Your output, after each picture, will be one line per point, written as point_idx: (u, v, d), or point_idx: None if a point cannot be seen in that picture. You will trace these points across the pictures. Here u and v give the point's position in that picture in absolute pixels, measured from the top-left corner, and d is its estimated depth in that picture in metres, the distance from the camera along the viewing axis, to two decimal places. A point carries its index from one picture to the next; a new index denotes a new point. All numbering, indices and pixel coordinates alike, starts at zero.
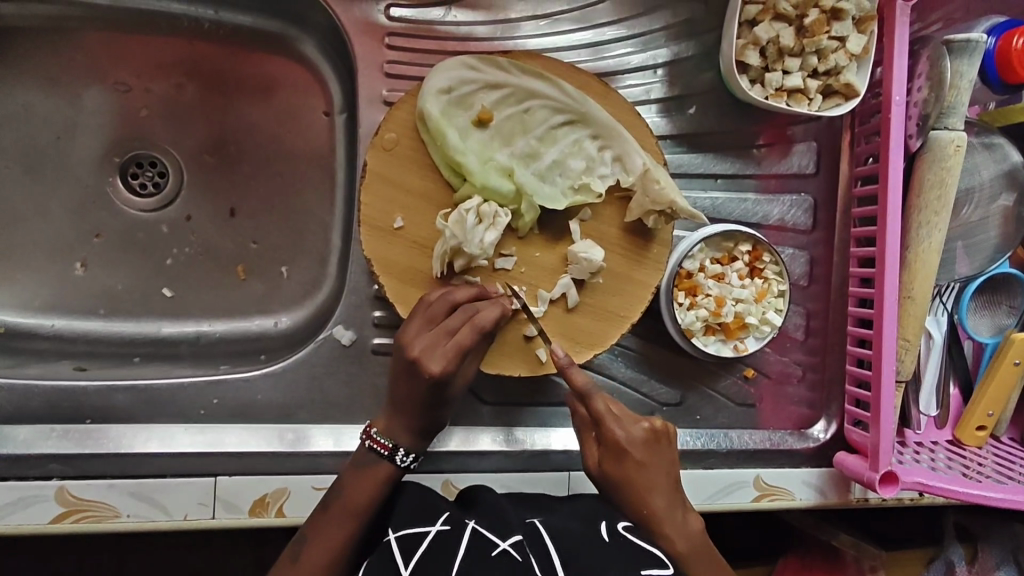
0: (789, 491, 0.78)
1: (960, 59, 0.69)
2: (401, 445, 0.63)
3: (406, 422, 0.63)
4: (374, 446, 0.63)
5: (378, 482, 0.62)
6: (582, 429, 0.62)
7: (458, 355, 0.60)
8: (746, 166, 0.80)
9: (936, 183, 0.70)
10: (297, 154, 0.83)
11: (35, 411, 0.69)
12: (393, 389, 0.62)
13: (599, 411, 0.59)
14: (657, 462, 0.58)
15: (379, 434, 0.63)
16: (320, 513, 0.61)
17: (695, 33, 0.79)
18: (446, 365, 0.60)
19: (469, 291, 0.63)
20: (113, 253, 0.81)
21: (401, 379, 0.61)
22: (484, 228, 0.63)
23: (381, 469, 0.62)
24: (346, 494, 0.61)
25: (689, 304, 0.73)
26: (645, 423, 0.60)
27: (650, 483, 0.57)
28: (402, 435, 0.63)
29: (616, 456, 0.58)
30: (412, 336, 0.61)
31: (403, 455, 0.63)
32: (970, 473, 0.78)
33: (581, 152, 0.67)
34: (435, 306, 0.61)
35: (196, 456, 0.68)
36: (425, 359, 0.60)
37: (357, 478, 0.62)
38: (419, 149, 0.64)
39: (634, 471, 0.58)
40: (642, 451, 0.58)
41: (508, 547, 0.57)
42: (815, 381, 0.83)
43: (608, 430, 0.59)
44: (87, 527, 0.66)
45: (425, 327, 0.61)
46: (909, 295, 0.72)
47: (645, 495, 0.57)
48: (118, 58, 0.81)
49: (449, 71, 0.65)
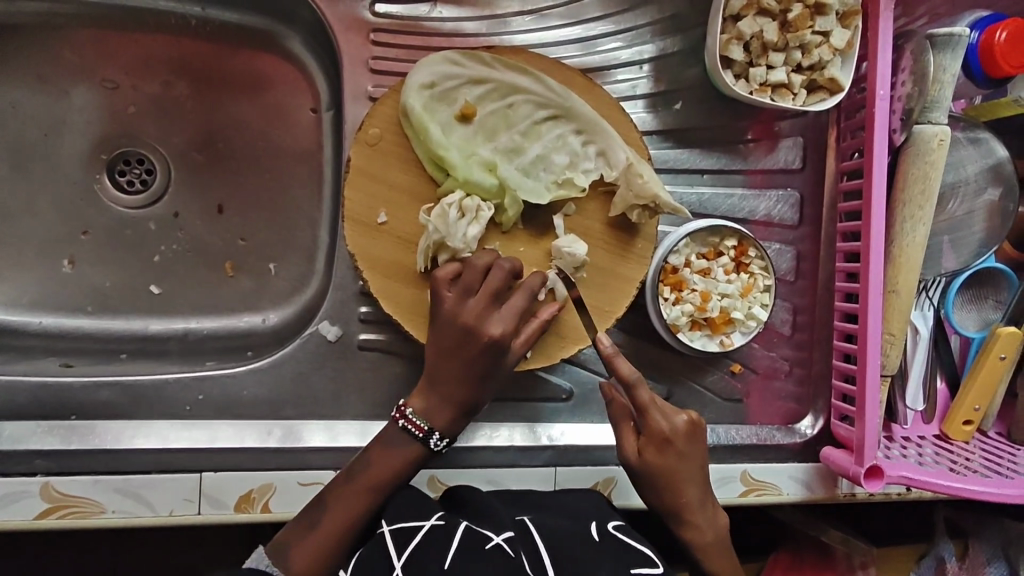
0: (775, 485, 0.79)
1: (943, 53, 0.69)
2: (436, 427, 0.62)
3: (456, 394, 0.62)
4: (408, 426, 0.62)
5: (402, 463, 0.62)
6: (618, 417, 0.64)
7: (511, 316, 0.61)
8: (733, 161, 0.81)
9: (920, 177, 0.70)
10: (284, 150, 0.83)
11: (21, 407, 0.69)
12: (435, 363, 0.62)
13: (645, 402, 0.62)
14: (694, 453, 0.64)
15: (415, 413, 0.62)
16: (343, 484, 0.61)
17: (681, 28, 0.79)
18: (504, 328, 0.61)
19: (490, 252, 0.63)
20: (101, 250, 0.81)
21: (453, 350, 0.61)
22: (468, 222, 0.63)
23: (409, 451, 0.62)
24: (369, 470, 0.62)
25: (675, 298, 0.73)
26: (685, 414, 0.64)
27: (688, 476, 0.63)
28: (441, 412, 0.62)
29: (661, 447, 0.62)
30: (457, 305, 0.61)
31: (437, 439, 0.62)
32: (957, 467, 0.77)
33: (565, 147, 0.67)
34: (470, 275, 0.61)
35: (182, 452, 0.68)
36: (483, 325, 0.60)
37: (384, 457, 0.62)
38: (402, 144, 0.64)
39: (676, 462, 0.63)
40: (684, 443, 0.63)
41: (501, 542, 0.55)
42: (802, 376, 0.83)
43: (653, 421, 0.62)
44: (73, 523, 0.66)
45: (468, 295, 0.61)
46: (894, 289, 0.72)
47: (683, 487, 0.63)
48: (105, 55, 0.81)
49: (432, 66, 0.65)
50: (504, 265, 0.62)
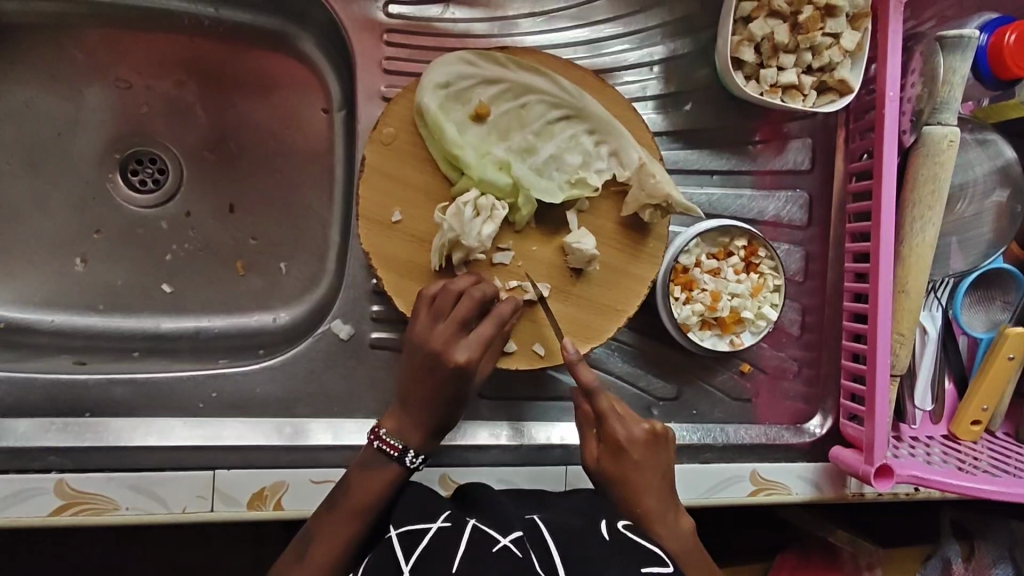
0: (784, 485, 0.79)
1: (954, 54, 0.70)
2: (410, 446, 0.63)
3: (426, 418, 0.63)
4: (383, 447, 0.63)
5: (384, 482, 0.62)
6: (583, 424, 0.67)
7: (478, 344, 0.62)
8: (742, 162, 0.81)
9: (930, 178, 0.71)
10: (296, 149, 0.84)
11: (34, 405, 0.70)
12: (407, 385, 0.63)
13: (603, 410, 0.65)
14: (655, 462, 0.65)
15: (388, 434, 0.63)
16: (328, 512, 0.62)
17: (691, 31, 0.80)
18: (470, 354, 0.61)
19: (468, 278, 0.64)
20: (114, 249, 0.82)
21: (421, 374, 0.62)
22: (483, 221, 0.63)
23: (387, 472, 0.63)
24: (349, 496, 0.62)
25: (685, 298, 0.74)
26: (645, 424, 0.66)
27: (647, 485, 0.64)
28: (413, 435, 0.63)
29: (618, 456, 0.64)
30: (427, 330, 0.62)
31: (413, 456, 0.63)
32: (965, 466, 0.77)
33: (578, 147, 0.67)
34: (442, 299, 0.62)
35: (196, 449, 0.69)
36: (448, 351, 0.61)
37: (363, 481, 0.62)
38: (418, 143, 0.65)
39: (634, 470, 0.64)
40: (641, 451, 0.65)
41: (508, 544, 0.55)
42: (811, 376, 0.83)
43: (611, 429, 0.65)
44: (85, 520, 0.66)
45: (437, 321, 0.62)
46: (904, 289, 0.72)
47: (641, 494, 0.63)
48: (119, 55, 0.82)
49: (446, 66, 0.65)
50: (474, 292, 0.63)
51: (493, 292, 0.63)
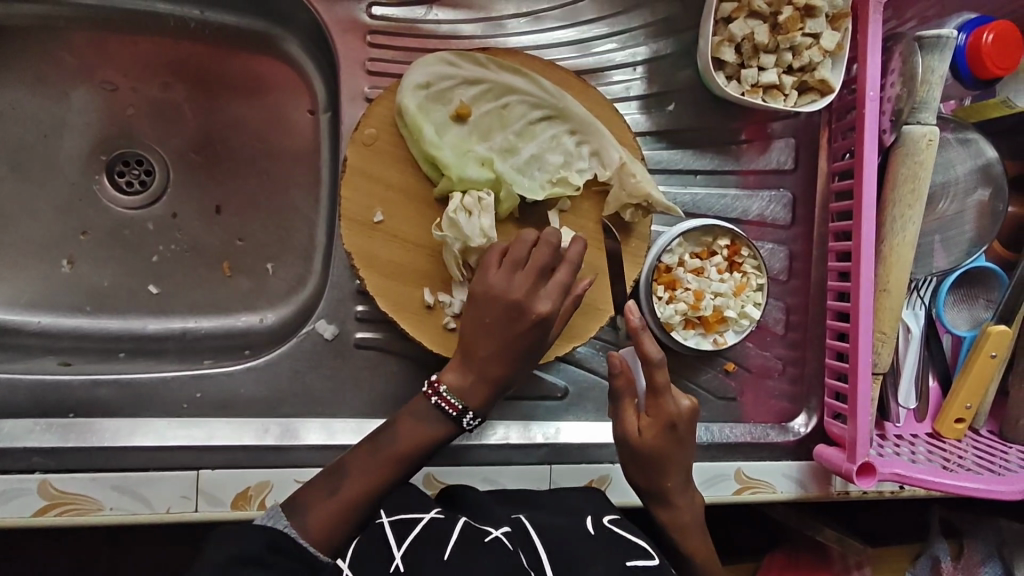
0: (770, 483, 0.79)
1: (932, 54, 0.70)
2: (470, 406, 0.61)
3: (493, 373, 0.61)
4: (442, 404, 0.60)
5: (430, 440, 0.60)
6: (623, 391, 0.62)
7: (558, 291, 0.61)
8: (726, 162, 0.81)
9: (909, 177, 0.71)
10: (282, 150, 0.84)
11: (18, 406, 0.70)
12: (476, 338, 0.61)
13: (659, 385, 0.60)
14: (691, 437, 0.64)
15: (448, 391, 0.60)
16: (368, 452, 0.59)
17: (674, 31, 0.80)
18: (552, 304, 0.60)
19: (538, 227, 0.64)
20: (100, 250, 0.82)
21: (498, 325, 0.60)
22: (463, 211, 0.63)
23: (439, 428, 0.61)
24: (395, 445, 0.59)
25: (668, 297, 0.74)
26: (689, 397, 0.64)
27: (680, 461, 0.64)
28: (475, 390, 0.61)
29: (663, 432, 0.62)
30: (507, 281, 0.60)
31: (470, 417, 0.61)
32: (950, 465, 0.78)
33: (559, 146, 0.68)
34: (515, 251, 0.61)
35: (180, 449, 0.69)
36: (532, 301, 0.60)
37: (413, 432, 0.60)
38: (399, 145, 0.65)
39: (674, 447, 0.63)
40: (685, 427, 0.63)
41: (499, 536, 0.56)
42: (795, 375, 0.84)
43: (662, 405, 0.62)
44: (70, 520, 0.66)
45: (513, 271, 0.61)
46: (885, 288, 0.73)
47: (672, 470, 0.64)
48: (105, 58, 0.82)
49: (427, 67, 0.66)
50: (549, 240, 0.62)
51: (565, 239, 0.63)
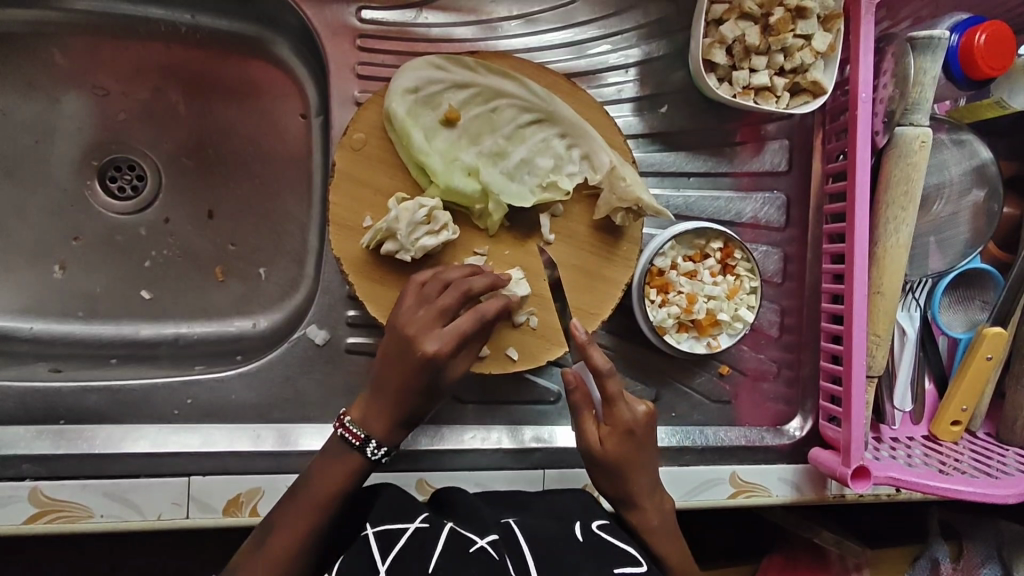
0: (764, 487, 0.78)
1: (923, 55, 0.70)
2: (373, 436, 0.61)
3: (389, 408, 0.61)
4: (345, 435, 0.61)
5: (345, 474, 0.61)
6: (580, 407, 0.63)
7: (452, 336, 0.60)
8: (719, 164, 0.81)
9: (902, 179, 0.70)
10: (273, 154, 0.84)
11: (9, 412, 0.70)
12: (381, 369, 0.61)
13: (612, 392, 0.62)
14: (650, 441, 0.65)
15: (352, 422, 0.62)
16: (289, 500, 0.61)
17: (666, 33, 0.80)
18: (441, 346, 0.59)
19: (462, 269, 0.63)
20: (92, 255, 0.82)
21: (394, 357, 0.61)
22: (428, 232, 0.63)
23: (348, 461, 0.61)
24: (310, 487, 0.61)
25: (661, 301, 0.74)
26: (645, 403, 0.65)
27: (645, 464, 0.64)
28: (376, 423, 0.61)
29: (624, 437, 0.63)
30: (406, 313, 0.61)
31: (375, 447, 0.61)
32: (946, 468, 0.77)
33: (550, 150, 0.67)
34: (430, 286, 0.62)
35: (171, 456, 0.69)
36: (421, 337, 0.60)
37: (325, 471, 0.61)
38: (388, 149, 0.65)
39: (636, 450, 0.63)
40: (644, 431, 0.64)
41: (485, 545, 0.55)
42: (791, 378, 0.83)
43: (618, 411, 0.63)
44: (60, 528, 0.66)
45: (420, 306, 0.61)
46: (879, 290, 0.72)
47: (639, 472, 0.64)
48: (96, 63, 0.82)
49: (416, 71, 0.65)
50: (462, 284, 0.62)
51: (482, 289, 0.62)
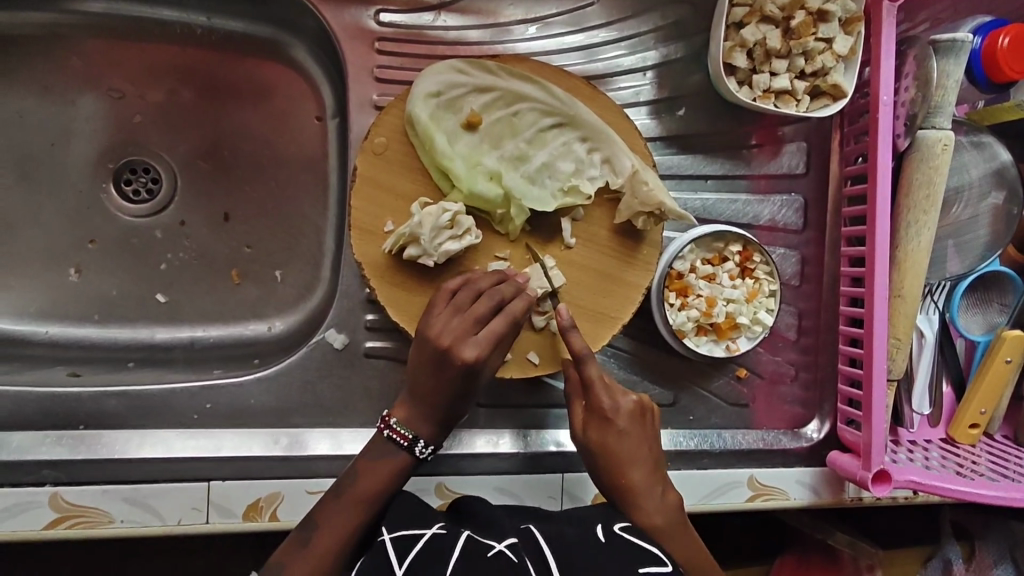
0: (782, 490, 0.78)
1: (947, 59, 0.70)
2: (421, 436, 0.62)
3: (430, 412, 0.62)
4: (392, 436, 0.62)
5: (390, 473, 0.62)
6: (570, 394, 0.66)
7: (489, 342, 0.60)
8: (737, 166, 0.81)
9: (924, 184, 0.71)
10: (289, 157, 0.84)
11: (28, 418, 0.69)
12: (415, 379, 0.62)
13: (591, 378, 0.64)
14: (639, 434, 0.64)
15: (398, 423, 0.62)
16: (332, 498, 0.61)
17: (684, 35, 0.79)
18: (479, 352, 0.60)
19: (491, 277, 0.63)
20: (108, 259, 0.81)
21: (429, 368, 0.61)
22: (451, 236, 0.63)
23: (395, 461, 0.62)
24: (356, 485, 0.61)
25: (680, 304, 0.74)
26: (633, 395, 0.65)
27: (633, 455, 0.63)
28: (422, 425, 0.62)
29: (604, 425, 0.64)
30: (441, 324, 0.60)
31: (423, 447, 0.63)
32: (964, 471, 0.77)
33: (570, 154, 0.67)
34: (462, 295, 0.61)
35: (190, 461, 0.69)
36: (458, 347, 0.60)
37: (371, 470, 0.62)
38: (410, 154, 0.65)
39: (618, 440, 0.63)
40: (626, 421, 0.64)
41: (504, 550, 0.55)
42: (808, 381, 0.83)
43: (596, 399, 0.64)
44: (80, 533, 0.66)
45: (453, 316, 0.61)
46: (899, 293, 0.72)
47: (625, 462, 0.63)
48: (111, 65, 0.82)
49: (438, 76, 0.65)
50: (494, 292, 0.61)
51: (512, 292, 0.62)
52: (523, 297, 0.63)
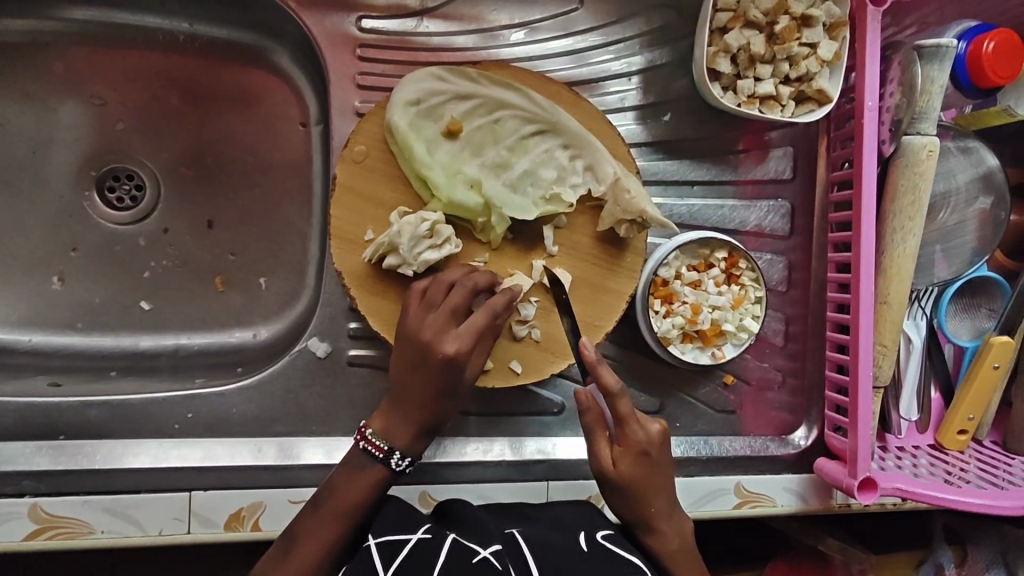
0: (769, 497, 0.78)
1: (931, 65, 0.69)
2: (396, 447, 0.61)
3: (417, 416, 0.61)
4: (368, 448, 0.61)
5: (369, 486, 0.61)
6: (593, 425, 0.62)
7: (470, 334, 0.60)
8: (723, 172, 0.80)
9: (909, 189, 0.70)
10: (274, 164, 0.83)
11: (9, 428, 0.69)
12: (399, 382, 0.61)
13: (623, 413, 0.60)
14: (666, 463, 0.63)
15: (374, 434, 0.62)
16: (312, 511, 0.60)
17: (669, 40, 0.79)
18: (461, 345, 0.60)
19: (462, 270, 0.63)
20: (91, 266, 0.81)
21: (412, 368, 0.60)
22: (430, 246, 0.62)
23: (373, 473, 0.61)
24: (336, 496, 0.60)
25: (665, 311, 0.73)
26: (657, 422, 0.63)
27: (662, 486, 0.62)
28: (399, 434, 0.61)
29: (640, 459, 0.61)
30: (417, 321, 0.60)
31: (399, 458, 0.62)
32: (952, 479, 0.77)
33: (553, 161, 0.67)
34: (434, 289, 0.61)
35: (172, 470, 0.68)
36: (438, 342, 0.59)
37: (351, 481, 0.61)
38: (389, 162, 0.64)
39: (650, 473, 0.62)
40: (659, 453, 0.62)
41: (488, 555, 0.55)
42: (795, 387, 0.83)
43: (629, 432, 0.61)
44: (61, 544, 0.65)
45: (428, 312, 0.61)
46: (885, 300, 0.72)
47: (655, 494, 0.62)
48: (94, 72, 0.81)
49: (418, 83, 0.65)
50: (467, 283, 0.61)
51: (484, 280, 0.62)
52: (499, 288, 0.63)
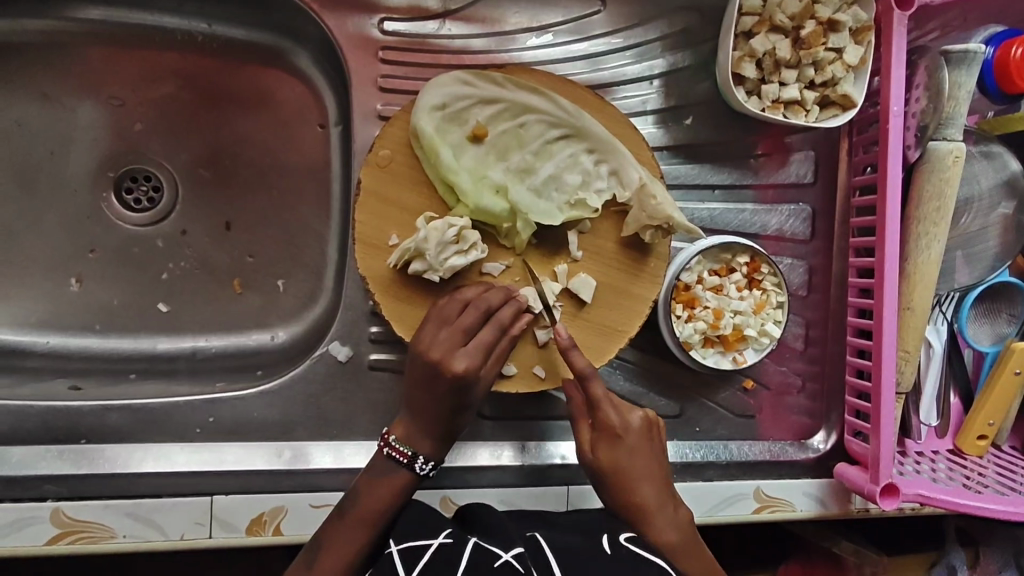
0: (790, 502, 0.78)
1: (958, 69, 0.69)
2: (420, 452, 0.61)
3: (430, 430, 0.62)
4: (392, 453, 0.62)
5: (392, 491, 0.61)
6: (576, 414, 0.65)
7: (479, 352, 0.60)
8: (744, 176, 0.80)
9: (934, 196, 0.70)
10: (292, 166, 0.83)
11: (30, 432, 0.69)
12: (410, 394, 0.62)
13: (597, 397, 0.62)
14: (649, 451, 0.63)
15: (398, 441, 0.62)
16: (338, 519, 0.60)
17: (692, 43, 0.78)
18: (470, 363, 0.60)
19: (478, 287, 0.63)
20: (109, 268, 0.81)
21: (421, 382, 0.61)
22: (457, 251, 0.62)
23: (398, 478, 0.61)
24: (359, 504, 0.60)
25: (687, 316, 0.73)
26: (640, 412, 0.64)
27: (643, 471, 0.62)
28: (422, 442, 0.62)
29: (614, 441, 0.62)
30: (429, 338, 0.61)
31: (423, 463, 0.62)
32: (971, 484, 0.77)
33: (577, 166, 0.66)
34: (448, 307, 0.61)
35: (194, 475, 0.68)
36: (447, 360, 0.60)
37: (376, 487, 0.61)
38: (414, 166, 0.64)
39: (629, 458, 0.62)
40: (636, 438, 0.63)
41: (510, 559, 0.53)
42: (815, 391, 0.82)
43: (605, 417, 0.63)
44: (83, 548, 0.65)
45: (442, 329, 0.61)
46: (909, 306, 0.71)
47: (636, 477, 0.62)
48: (112, 73, 0.81)
49: (443, 87, 0.65)
50: (480, 302, 0.62)
51: (499, 298, 0.62)
52: (512, 303, 0.63)
